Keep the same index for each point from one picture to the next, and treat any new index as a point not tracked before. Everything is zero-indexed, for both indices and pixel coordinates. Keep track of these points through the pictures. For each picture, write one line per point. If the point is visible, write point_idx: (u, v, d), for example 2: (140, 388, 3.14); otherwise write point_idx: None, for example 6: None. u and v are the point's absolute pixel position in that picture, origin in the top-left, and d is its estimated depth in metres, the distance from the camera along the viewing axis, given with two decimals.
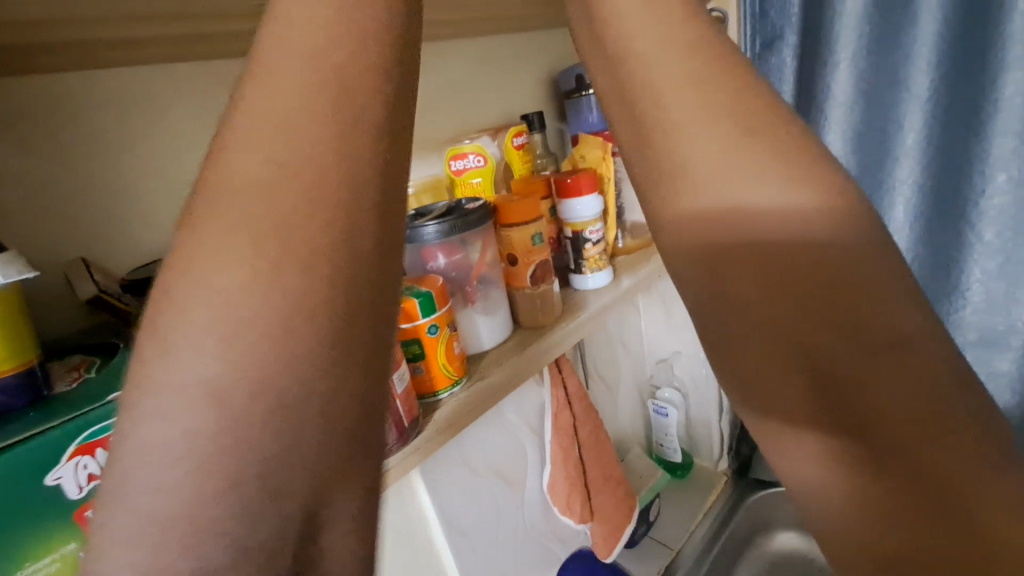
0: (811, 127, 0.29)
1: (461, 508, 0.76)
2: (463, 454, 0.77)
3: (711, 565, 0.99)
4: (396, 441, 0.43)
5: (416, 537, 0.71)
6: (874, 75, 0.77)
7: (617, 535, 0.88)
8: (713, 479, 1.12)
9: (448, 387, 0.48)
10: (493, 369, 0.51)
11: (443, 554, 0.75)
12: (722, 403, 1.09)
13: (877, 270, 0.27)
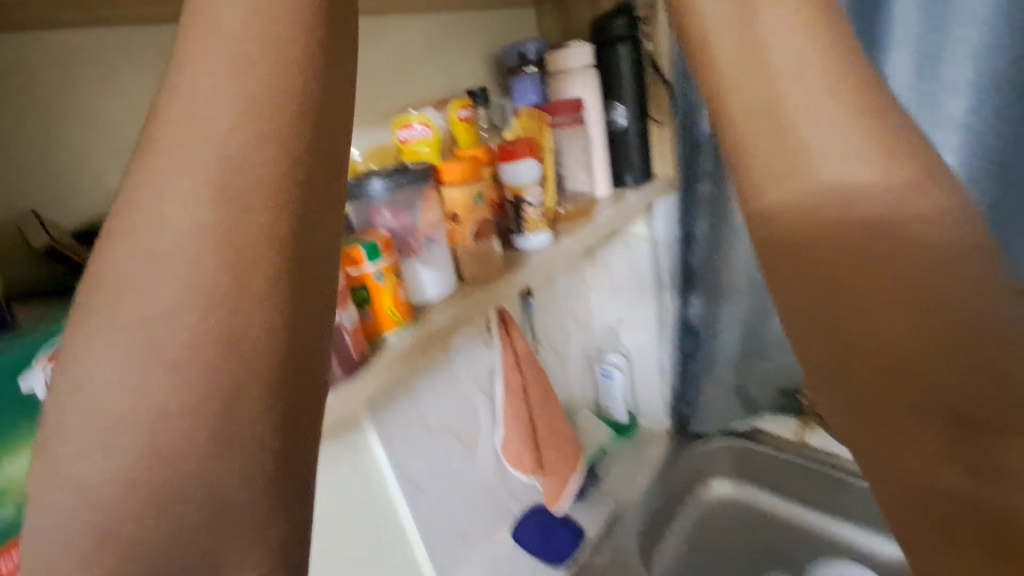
0: (712, 71, 0.34)
1: (415, 460, 0.82)
2: (416, 409, 0.82)
3: (655, 511, 1.03)
4: (343, 374, 0.46)
5: (374, 486, 0.75)
6: None
7: (567, 483, 0.95)
8: (656, 438, 1.20)
9: (396, 330, 0.52)
10: (438, 317, 0.55)
11: (399, 507, 0.79)
12: (664, 367, 1.18)
13: (917, 247, 0.27)
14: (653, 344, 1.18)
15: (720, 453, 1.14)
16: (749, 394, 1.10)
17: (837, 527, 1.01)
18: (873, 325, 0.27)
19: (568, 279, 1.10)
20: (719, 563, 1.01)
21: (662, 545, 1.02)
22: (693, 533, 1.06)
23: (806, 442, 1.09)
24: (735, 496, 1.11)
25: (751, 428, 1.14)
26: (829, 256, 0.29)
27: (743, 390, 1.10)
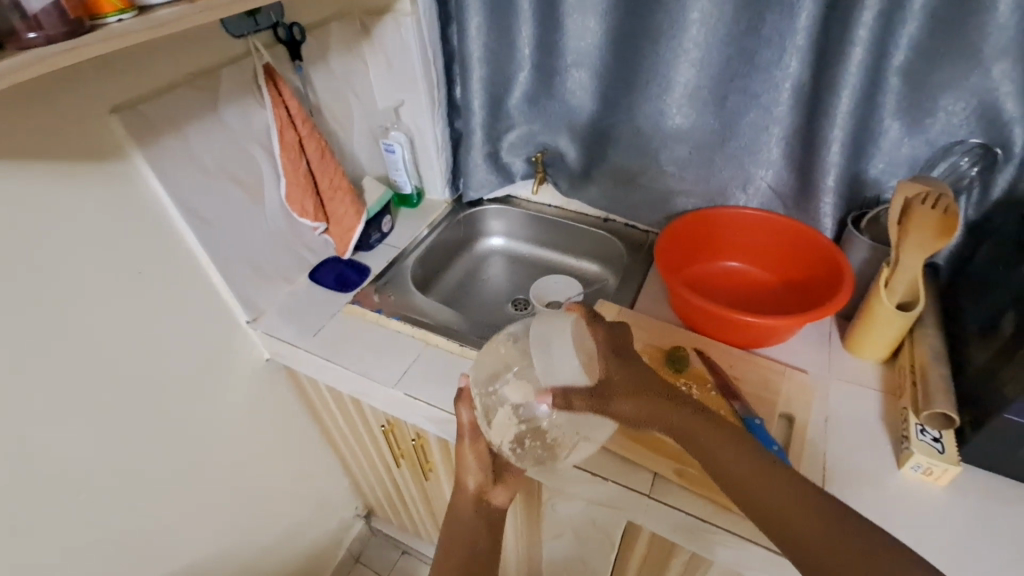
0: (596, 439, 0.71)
1: (196, 200, 0.86)
2: (190, 154, 0.84)
3: (426, 252, 1.20)
4: (61, 31, 0.52)
5: (140, 211, 0.79)
6: None
7: (354, 232, 1.08)
8: (436, 206, 1.28)
9: (115, 14, 0.57)
10: (163, 14, 0.59)
11: (183, 235, 0.85)
12: (440, 141, 1.20)
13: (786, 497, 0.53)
14: (430, 122, 1.16)
15: (488, 214, 1.29)
16: (500, 158, 1.16)
17: (575, 265, 1.25)
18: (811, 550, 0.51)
19: (340, 53, 1.05)
20: (483, 293, 1.25)
21: (437, 283, 1.23)
22: (465, 275, 1.28)
23: (556, 202, 1.24)
24: (510, 247, 1.32)
25: (508, 194, 1.29)
26: (778, 512, 0.53)
27: (499, 157, 1.16)
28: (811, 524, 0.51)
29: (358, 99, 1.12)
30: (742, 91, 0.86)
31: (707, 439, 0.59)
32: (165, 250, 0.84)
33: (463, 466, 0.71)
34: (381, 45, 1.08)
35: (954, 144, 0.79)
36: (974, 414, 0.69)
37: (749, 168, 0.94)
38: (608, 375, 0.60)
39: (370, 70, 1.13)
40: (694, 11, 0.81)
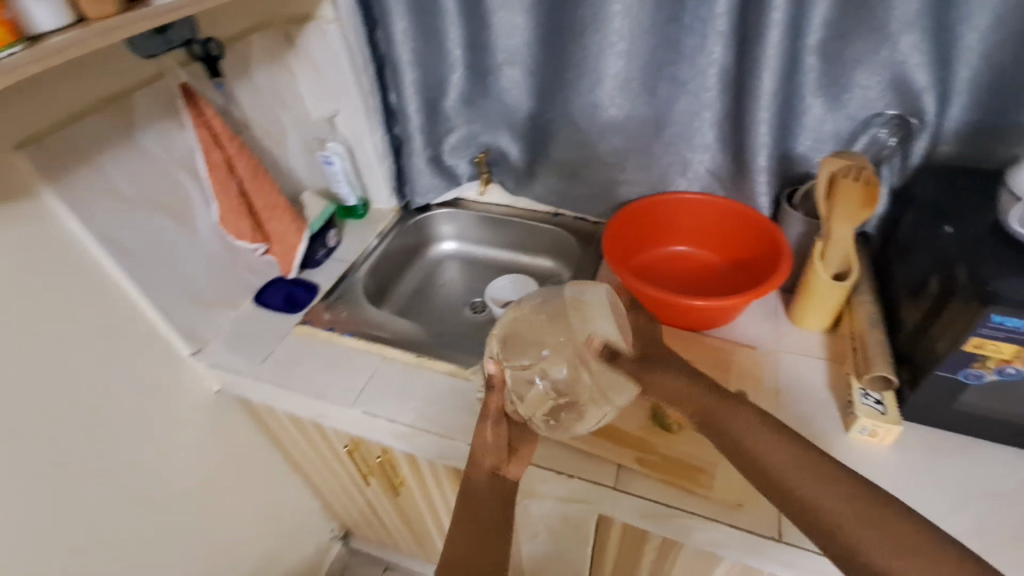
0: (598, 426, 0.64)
1: (119, 230, 0.81)
2: (108, 182, 0.79)
3: (376, 264, 1.17)
4: None
5: (60, 252, 0.74)
6: None
7: (298, 249, 1.04)
8: (384, 215, 1.25)
9: (8, 49, 0.51)
10: (56, 41, 0.53)
11: (107, 270, 0.81)
12: (381, 148, 1.16)
13: (817, 490, 0.48)
14: (367, 130, 1.12)
15: (437, 219, 1.27)
16: (443, 160, 1.15)
17: (529, 262, 1.25)
18: (845, 534, 0.46)
19: (264, 65, 1.01)
20: (440, 300, 1.23)
21: (391, 294, 1.20)
22: (420, 283, 1.26)
23: (504, 201, 1.24)
24: (463, 251, 1.30)
25: (456, 197, 1.27)
26: (812, 503, 0.48)
27: (441, 160, 1.15)
28: (889, 532, 0.45)
29: (289, 111, 1.08)
30: (672, 78, 0.87)
31: (750, 433, 0.52)
32: (89, 288, 0.78)
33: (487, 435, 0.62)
34: (307, 53, 1.04)
35: (872, 116, 0.82)
36: (911, 372, 0.72)
37: (686, 153, 0.95)
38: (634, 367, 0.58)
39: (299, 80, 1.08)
40: (616, 3, 0.82)
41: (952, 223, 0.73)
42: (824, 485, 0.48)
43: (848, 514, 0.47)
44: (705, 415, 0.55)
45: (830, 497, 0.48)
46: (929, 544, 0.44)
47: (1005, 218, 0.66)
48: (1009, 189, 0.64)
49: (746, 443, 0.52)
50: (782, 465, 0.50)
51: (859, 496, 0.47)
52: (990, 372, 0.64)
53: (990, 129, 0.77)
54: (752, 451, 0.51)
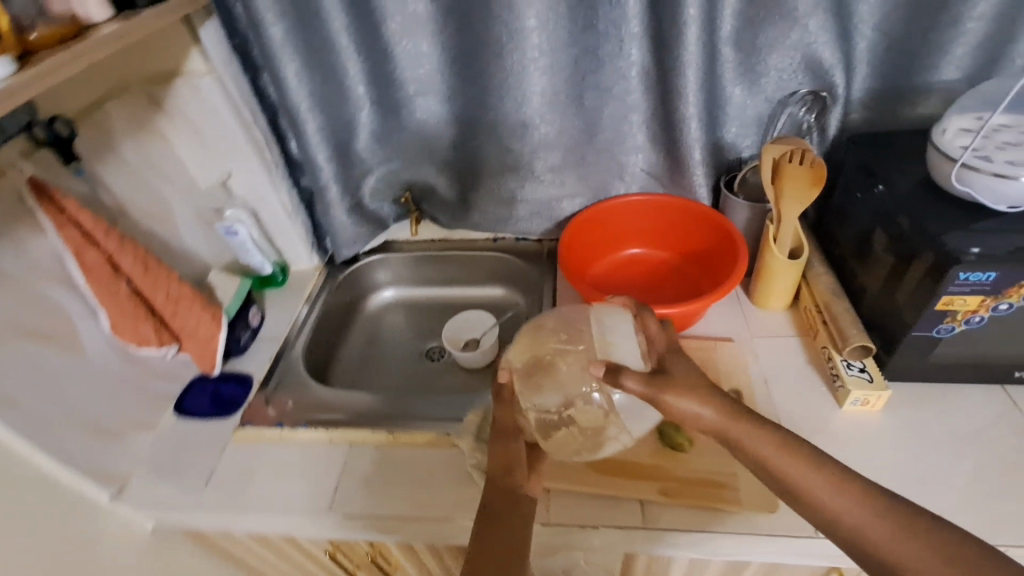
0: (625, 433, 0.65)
1: None
2: None
3: (313, 335, 1.04)
4: None
5: None
6: (296, 9, 0.79)
7: (219, 340, 0.88)
8: (307, 276, 1.12)
9: None
10: None
11: None
12: (288, 206, 1.02)
13: (828, 502, 0.51)
14: (269, 189, 0.99)
15: (369, 268, 1.16)
16: (365, 206, 1.05)
17: (478, 293, 1.17)
18: (859, 535, 0.49)
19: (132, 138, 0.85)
20: (391, 354, 1.12)
21: (336, 363, 1.08)
22: (365, 341, 1.14)
23: (437, 236, 1.15)
24: (404, 296, 1.20)
25: (384, 241, 1.17)
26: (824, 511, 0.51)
27: (361, 206, 1.04)
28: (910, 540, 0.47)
29: (171, 184, 0.93)
30: (596, 86, 0.84)
31: (761, 446, 0.54)
32: None
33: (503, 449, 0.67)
34: (182, 116, 0.88)
35: (789, 96, 0.84)
36: (882, 339, 0.75)
37: (620, 158, 0.93)
38: (648, 389, 0.56)
39: (176, 146, 0.92)
40: (530, 17, 0.76)
41: (884, 179, 0.76)
42: (843, 494, 0.50)
43: (866, 519, 0.49)
44: (714, 428, 0.56)
45: (847, 506, 0.50)
46: (950, 538, 0.46)
47: (933, 172, 0.68)
48: (939, 147, 0.66)
49: (762, 454, 0.54)
50: (806, 483, 0.52)
51: (880, 512, 0.49)
52: (959, 324, 0.67)
53: (894, 92, 0.82)
54: (765, 459, 0.54)
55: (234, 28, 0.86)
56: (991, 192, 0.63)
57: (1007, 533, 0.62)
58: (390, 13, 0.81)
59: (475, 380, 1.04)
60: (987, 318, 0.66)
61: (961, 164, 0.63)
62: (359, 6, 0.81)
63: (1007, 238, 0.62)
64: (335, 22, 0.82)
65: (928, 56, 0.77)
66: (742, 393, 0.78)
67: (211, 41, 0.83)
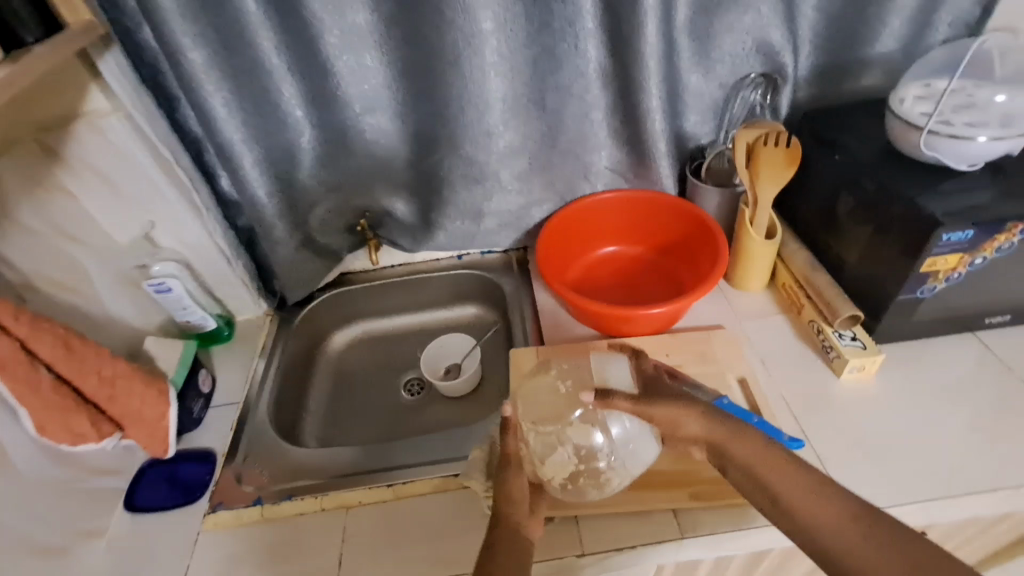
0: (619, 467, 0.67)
1: None
2: None
3: (276, 391, 0.93)
4: None
5: None
6: (219, 31, 0.72)
7: (170, 417, 0.78)
8: (258, 325, 1.00)
9: None
10: None
11: None
12: (226, 251, 0.91)
13: (791, 500, 0.53)
14: (203, 235, 0.87)
15: (326, 305, 1.06)
16: (316, 240, 0.95)
17: (449, 315, 1.10)
18: (811, 532, 0.50)
19: (28, 199, 0.72)
20: (363, 395, 1.02)
21: (306, 417, 0.97)
22: (332, 385, 1.03)
23: (398, 261, 1.07)
24: (368, 329, 1.10)
25: (339, 273, 1.07)
26: (782, 509, 0.53)
27: (312, 240, 0.95)
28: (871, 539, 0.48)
29: (84, 246, 0.80)
30: (554, 86, 0.81)
31: (743, 453, 0.58)
32: None
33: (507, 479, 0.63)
34: (89, 166, 0.76)
35: (742, 79, 0.84)
36: (868, 305, 0.77)
37: (585, 158, 0.90)
38: (634, 407, 0.65)
39: (84, 201, 0.78)
40: (486, 20, 0.71)
41: (842, 150, 0.79)
42: (831, 502, 0.51)
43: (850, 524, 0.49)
44: (708, 441, 0.62)
45: (832, 516, 0.50)
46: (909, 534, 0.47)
47: (896, 140, 0.71)
48: (903, 117, 0.68)
49: (752, 465, 0.57)
50: (778, 484, 0.54)
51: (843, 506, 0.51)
52: (941, 282, 0.70)
53: (838, 68, 0.85)
54: (753, 468, 0.57)
55: (141, 56, 0.74)
56: (957, 154, 0.66)
57: (1012, 474, 0.66)
58: (327, 27, 0.74)
59: (464, 409, 0.97)
60: (964, 273, 0.69)
61: (929, 131, 0.65)
62: (289, 23, 0.74)
63: (972, 195, 0.66)
64: (264, 42, 0.74)
65: (867, 30, 0.81)
66: (748, 381, 0.77)
67: (115, 79, 0.71)
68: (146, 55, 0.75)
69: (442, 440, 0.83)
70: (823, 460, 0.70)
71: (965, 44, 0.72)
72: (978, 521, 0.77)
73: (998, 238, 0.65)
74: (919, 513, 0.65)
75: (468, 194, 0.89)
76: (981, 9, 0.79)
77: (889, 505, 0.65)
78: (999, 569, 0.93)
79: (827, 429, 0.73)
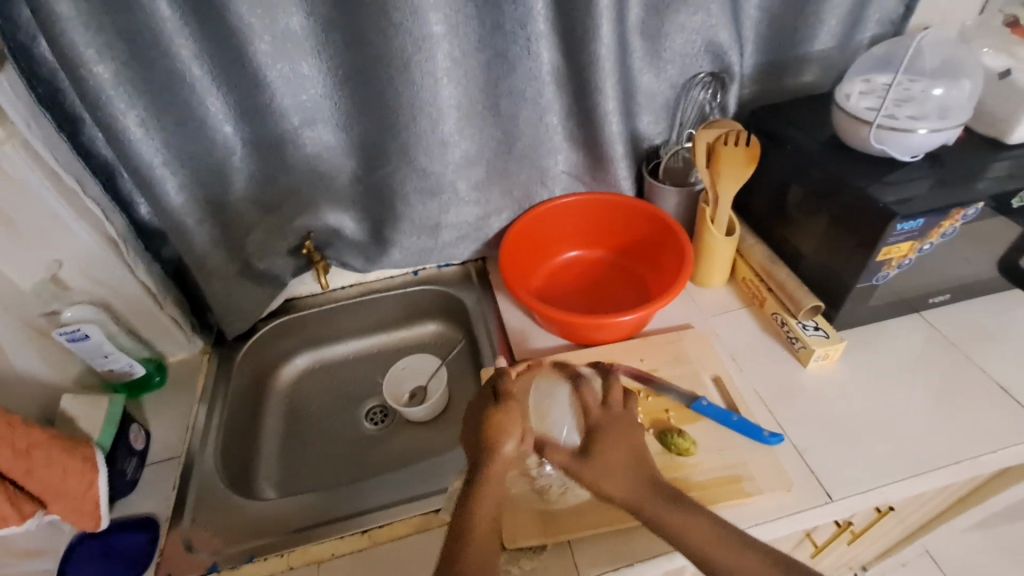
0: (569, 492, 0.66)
1: None
2: None
3: (222, 438, 0.84)
4: None
5: None
6: (130, 41, 0.63)
7: (100, 485, 0.68)
8: (195, 366, 0.90)
9: None
10: None
11: None
12: (152, 287, 0.82)
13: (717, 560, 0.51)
14: (122, 270, 0.77)
15: (271, 336, 0.96)
16: (256, 266, 0.86)
17: (408, 334, 1.04)
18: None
19: None
20: (320, 429, 0.94)
21: (258, 461, 0.88)
22: (284, 422, 0.94)
23: (348, 282, 0.99)
24: (320, 358, 1.02)
25: (284, 300, 0.98)
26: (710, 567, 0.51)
27: (251, 266, 0.86)
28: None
29: None
30: (508, 91, 0.78)
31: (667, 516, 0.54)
32: None
33: (501, 416, 0.57)
34: None
35: (691, 79, 0.85)
36: (827, 295, 0.79)
37: (542, 163, 0.87)
38: (570, 463, 0.59)
39: None
40: (436, 23, 0.67)
41: (792, 144, 0.80)
42: (750, 556, 0.51)
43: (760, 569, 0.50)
44: (628, 501, 0.56)
45: (741, 562, 0.51)
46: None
47: (846, 135, 0.74)
48: (851, 113, 0.71)
49: (674, 527, 0.53)
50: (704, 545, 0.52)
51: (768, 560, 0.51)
52: (893, 268, 0.73)
53: (780, 64, 0.87)
54: (672, 527, 0.53)
55: (34, 71, 0.65)
56: (902, 147, 0.69)
57: (968, 449, 0.69)
58: (257, 34, 0.66)
59: (434, 434, 0.91)
60: (914, 258, 0.72)
61: (877, 125, 0.69)
62: (211, 29, 0.66)
63: (917, 183, 0.69)
64: (181, 51, 0.66)
65: (806, 28, 0.83)
66: (723, 379, 0.77)
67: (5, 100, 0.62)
68: (41, 71, 0.66)
69: (416, 473, 0.77)
70: (802, 450, 0.71)
71: (897, 40, 0.76)
72: (935, 491, 0.81)
73: (944, 224, 0.69)
74: (891, 494, 0.67)
75: (424, 206, 0.84)
76: (905, 8, 0.83)
77: (867, 489, 0.67)
78: (946, 529, 1.00)
79: (801, 419, 0.74)
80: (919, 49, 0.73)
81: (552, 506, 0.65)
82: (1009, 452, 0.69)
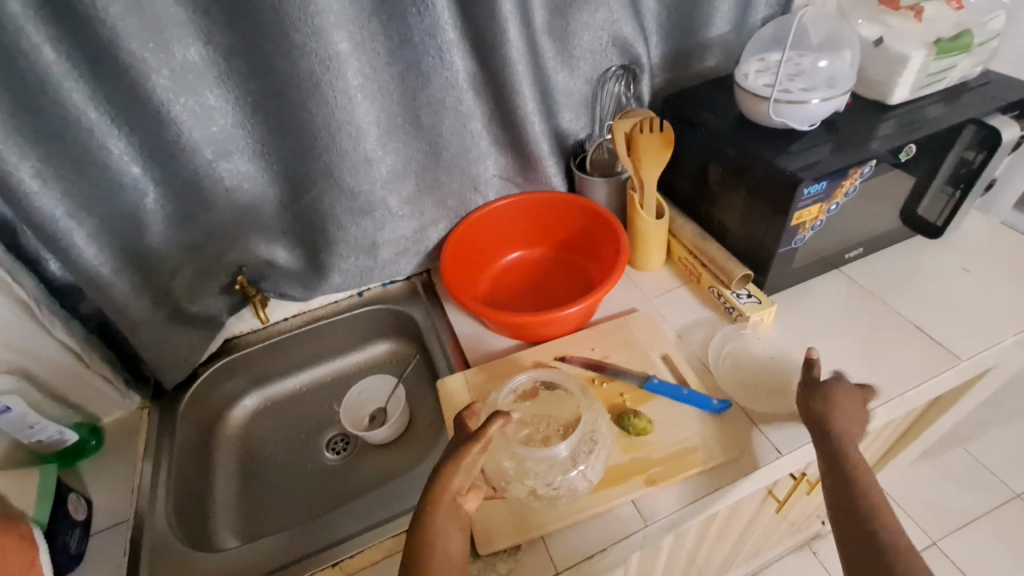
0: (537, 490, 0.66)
1: None
2: None
3: (174, 494, 0.80)
4: None
5: None
6: (14, 87, 0.59)
7: (41, 563, 0.64)
8: (133, 424, 0.85)
9: None
10: None
11: None
12: (74, 348, 0.78)
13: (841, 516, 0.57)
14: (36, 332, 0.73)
15: (215, 379, 0.92)
16: (187, 309, 0.83)
17: (361, 357, 1.02)
18: None
19: None
20: (278, 468, 0.90)
21: (215, 509, 0.84)
22: (240, 466, 0.90)
23: (291, 313, 0.96)
24: (270, 396, 0.98)
25: (223, 340, 0.94)
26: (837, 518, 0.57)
27: (184, 308, 0.83)
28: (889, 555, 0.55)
29: None
30: (426, 101, 0.78)
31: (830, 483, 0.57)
32: None
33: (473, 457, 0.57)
34: None
35: (604, 73, 0.88)
36: (754, 264, 0.84)
37: (470, 170, 0.87)
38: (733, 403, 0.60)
39: None
40: (342, 41, 0.66)
41: (704, 126, 0.84)
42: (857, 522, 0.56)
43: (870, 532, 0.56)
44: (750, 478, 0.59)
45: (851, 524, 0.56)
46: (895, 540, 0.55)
47: (749, 112, 0.79)
48: (751, 91, 0.76)
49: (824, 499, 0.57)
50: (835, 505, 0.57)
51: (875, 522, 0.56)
52: (808, 231, 0.78)
53: (684, 52, 0.92)
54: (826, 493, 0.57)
55: None
56: (801, 116, 0.74)
57: (899, 386, 0.75)
58: (153, 68, 0.63)
59: (398, 455, 0.90)
60: (824, 219, 0.78)
61: (774, 100, 0.73)
62: (103, 69, 0.63)
63: (819, 149, 0.74)
64: (72, 95, 0.62)
65: (701, 16, 0.88)
66: (671, 356, 0.80)
67: None
68: None
69: (383, 498, 0.75)
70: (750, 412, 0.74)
71: (783, 20, 0.81)
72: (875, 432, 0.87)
73: (846, 184, 0.74)
74: None
75: (356, 227, 0.83)
76: None
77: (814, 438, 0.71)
78: (894, 464, 1.07)
79: (746, 382, 0.77)
80: (801, 26, 0.79)
81: (532, 506, 0.65)
82: (934, 381, 0.75)
